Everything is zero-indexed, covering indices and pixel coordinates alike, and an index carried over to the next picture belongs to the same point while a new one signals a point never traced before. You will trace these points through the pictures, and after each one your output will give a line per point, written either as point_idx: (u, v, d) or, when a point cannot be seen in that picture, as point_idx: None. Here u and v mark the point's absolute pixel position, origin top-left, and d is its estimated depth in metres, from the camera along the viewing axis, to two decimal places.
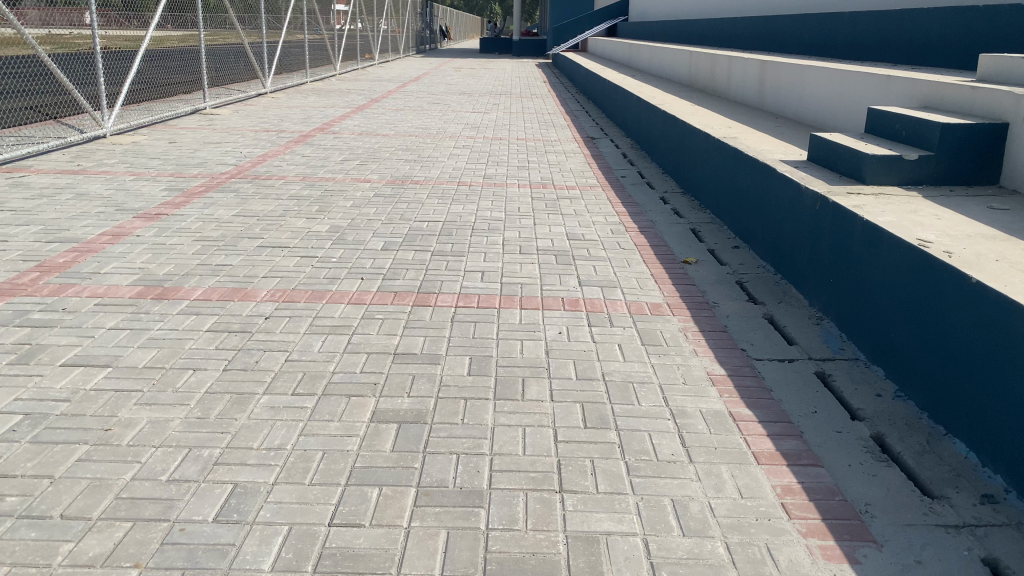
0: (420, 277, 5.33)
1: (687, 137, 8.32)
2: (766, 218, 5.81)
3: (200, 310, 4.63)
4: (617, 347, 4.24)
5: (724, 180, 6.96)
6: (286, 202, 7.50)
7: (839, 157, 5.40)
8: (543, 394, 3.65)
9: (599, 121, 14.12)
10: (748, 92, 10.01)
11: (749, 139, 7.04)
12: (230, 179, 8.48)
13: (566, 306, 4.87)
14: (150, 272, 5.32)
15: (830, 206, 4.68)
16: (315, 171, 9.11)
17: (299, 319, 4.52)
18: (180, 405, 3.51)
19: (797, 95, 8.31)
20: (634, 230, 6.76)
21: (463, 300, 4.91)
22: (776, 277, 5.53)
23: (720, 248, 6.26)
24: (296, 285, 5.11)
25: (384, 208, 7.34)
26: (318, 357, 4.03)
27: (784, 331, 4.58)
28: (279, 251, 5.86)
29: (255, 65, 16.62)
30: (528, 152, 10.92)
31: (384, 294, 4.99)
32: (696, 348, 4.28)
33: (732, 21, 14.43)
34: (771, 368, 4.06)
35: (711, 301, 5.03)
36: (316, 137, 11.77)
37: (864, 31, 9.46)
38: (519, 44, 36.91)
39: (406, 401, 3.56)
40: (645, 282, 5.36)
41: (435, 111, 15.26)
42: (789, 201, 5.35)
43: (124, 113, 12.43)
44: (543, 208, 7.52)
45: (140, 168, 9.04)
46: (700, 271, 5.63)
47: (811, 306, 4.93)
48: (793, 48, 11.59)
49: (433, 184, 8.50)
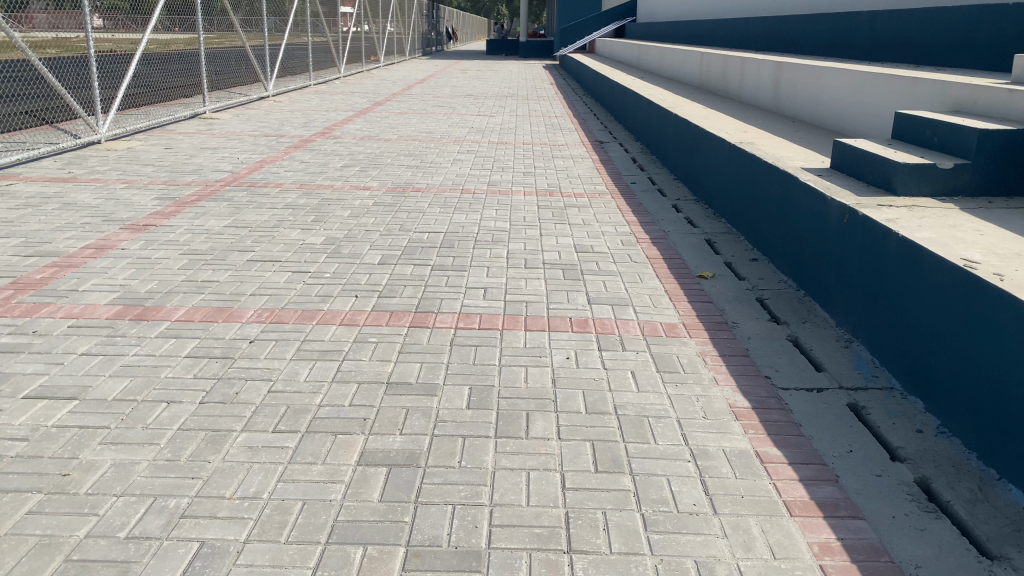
0: (418, 294, 5.00)
1: (700, 141, 7.97)
2: (788, 230, 5.45)
3: (181, 333, 4.31)
4: (630, 375, 3.90)
5: (740, 188, 6.61)
6: (280, 212, 7.18)
7: (866, 165, 5.05)
8: (549, 432, 3.31)
9: (607, 124, 13.76)
10: (762, 96, 9.65)
11: (766, 144, 6.69)
12: (225, 187, 8.17)
13: (574, 327, 4.54)
14: (132, 290, 5.00)
15: (860, 220, 4.33)
16: (313, 178, 8.80)
17: (286, 343, 4.19)
18: (148, 445, 3.18)
19: (815, 98, 7.96)
20: (646, 241, 6.42)
21: (464, 320, 4.58)
22: (799, 293, 5.18)
23: (737, 260, 5.91)
24: (285, 304, 4.79)
25: (383, 218, 7.02)
26: (304, 388, 3.70)
27: (810, 355, 4.23)
28: (270, 266, 5.54)
29: (257, 69, 16.32)
30: (534, 157, 10.59)
31: (380, 314, 4.66)
32: (716, 375, 3.94)
33: (744, 21, 14.06)
34: (798, 399, 3.71)
35: (730, 321, 4.69)
36: (317, 142, 11.46)
37: (884, 31, 9.10)
38: (526, 45, 36.57)
39: (398, 440, 3.23)
40: (659, 300, 5.02)
41: (440, 115, 14.93)
42: (813, 213, 5.00)
43: (121, 117, 12.15)
44: (549, 217, 7.18)
45: (132, 175, 8.75)
46: (716, 287, 5.29)
47: (838, 327, 4.58)
48: (808, 50, 11.22)
49: (435, 192, 8.17)
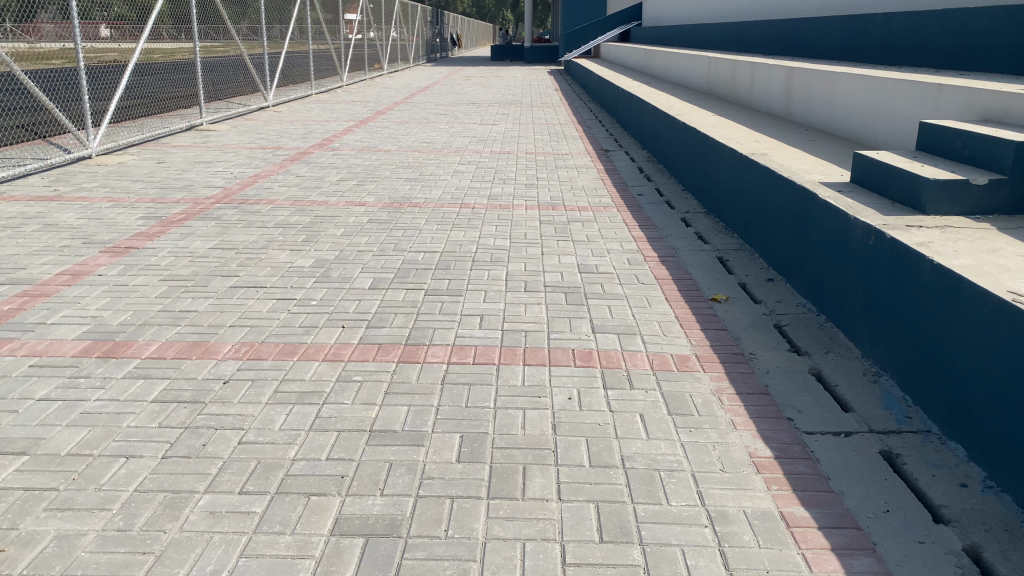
0: (409, 323, 4.66)
1: (710, 152, 7.61)
2: (806, 251, 5.09)
3: (149, 374, 3.97)
4: (638, 418, 3.54)
5: (754, 203, 6.25)
6: (270, 231, 6.86)
7: (892, 181, 4.69)
8: (548, 491, 2.96)
9: (613, 131, 13.43)
10: (774, 102, 9.29)
11: (780, 156, 6.33)
12: (215, 205, 7.85)
13: (577, 360, 4.18)
14: (104, 322, 4.67)
15: (888, 242, 3.97)
16: (307, 194, 8.46)
17: (263, 385, 3.84)
18: (98, 512, 2.84)
19: (830, 105, 7.61)
20: (654, 260, 6.06)
21: (457, 354, 4.22)
22: (820, 319, 4.82)
23: (752, 281, 5.55)
24: (265, 337, 4.45)
25: (377, 236, 6.70)
26: (279, 438, 3.35)
27: (836, 393, 3.87)
28: (252, 292, 5.20)
29: (256, 78, 16.00)
30: (537, 167, 10.25)
31: (366, 347, 4.31)
32: (734, 418, 3.58)
33: (753, 25, 13.73)
34: (826, 446, 3.35)
35: (747, 353, 4.33)
36: (314, 154, 11.15)
37: (900, 33, 8.76)
38: (531, 50, 36.27)
39: (378, 502, 2.89)
40: (669, 328, 4.66)
41: (441, 123, 14.61)
42: (834, 233, 4.64)
43: (114, 130, 11.86)
44: (551, 234, 6.83)
45: (121, 192, 8.45)
46: (731, 312, 4.93)
47: (864, 359, 4.22)
48: (820, 54, 10.86)
49: (433, 207, 7.83)
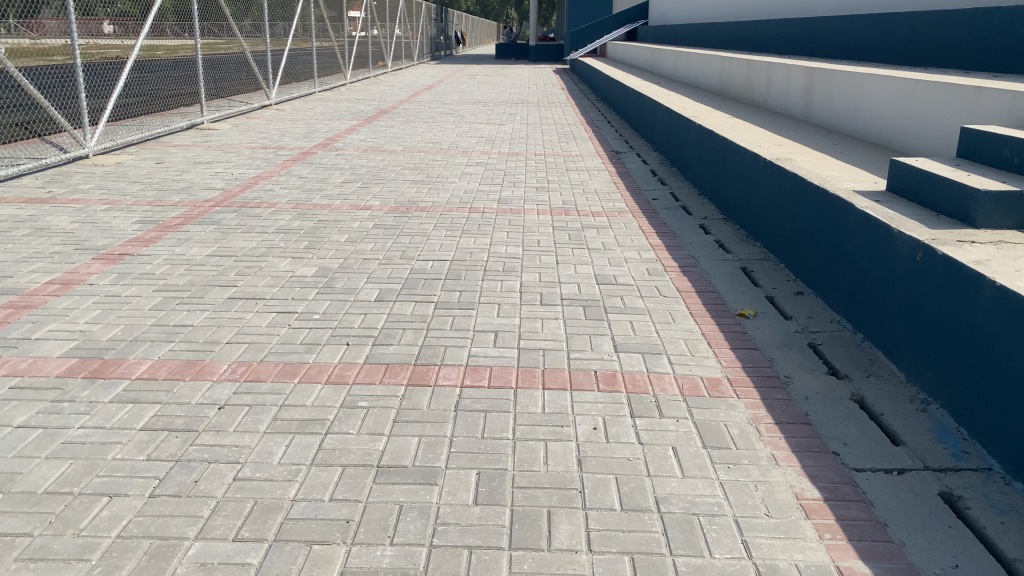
0: (418, 340, 4.35)
1: (730, 155, 7.30)
2: (840, 264, 4.79)
3: (139, 398, 3.67)
4: (670, 452, 3.25)
5: (779, 210, 5.95)
6: (271, 236, 6.57)
7: (936, 191, 4.39)
8: (578, 540, 2.67)
9: (623, 132, 13.15)
10: (793, 103, 8.99)
11: (807, 162, 6.02)
12: (214, 208, 7.56)
13: (600, 383, 3.87)
14: (93, 337, 4.38)
15: (938, 259, 3.67)
16: (310, 197, 8.16)
17: (261, 412, 3.54)
18: (76, 563, 2.54)
19: (855, 107, 7.31)
20: (675, 270, 5.76)
21: (471, 376, 3.92)
22: (856, 337, 4.51)
23: (780, 294, 5.25)
24: (265, 356, 4.15)
25: (383, 243, 6.41)
26: (279, 474, 3.06)
27: (883, 423, 3.57)
28: (252, 305, 4.91)
29: (258, 76, 15.69)
30: (547, 169, 9.95)
31: (373, 368, 4.01)
32: (776, 454, 3.28)
33: (766, 24, 13.43)
34: (879, 487, 3.05)
35: (782, 376, 4.03)
36: (317, 154, 10.85)
37: (925, 33, 8.46)
38: (536, 49, 35.94)
39: (389, 552, 2.60)
40: (697, 347, 4.35)
41: (447, 123, 14.30)
42: (874, 247, 4.34)
43: (112, 128, 11.57)
44: (565, 242, 6.53)
45: (117, 194, 8.16)
46: (761, 329, 4.63)
47: (909, 384, 3.91)
48: (838, 54, 10.57)
49: (441, 212, 7.53)
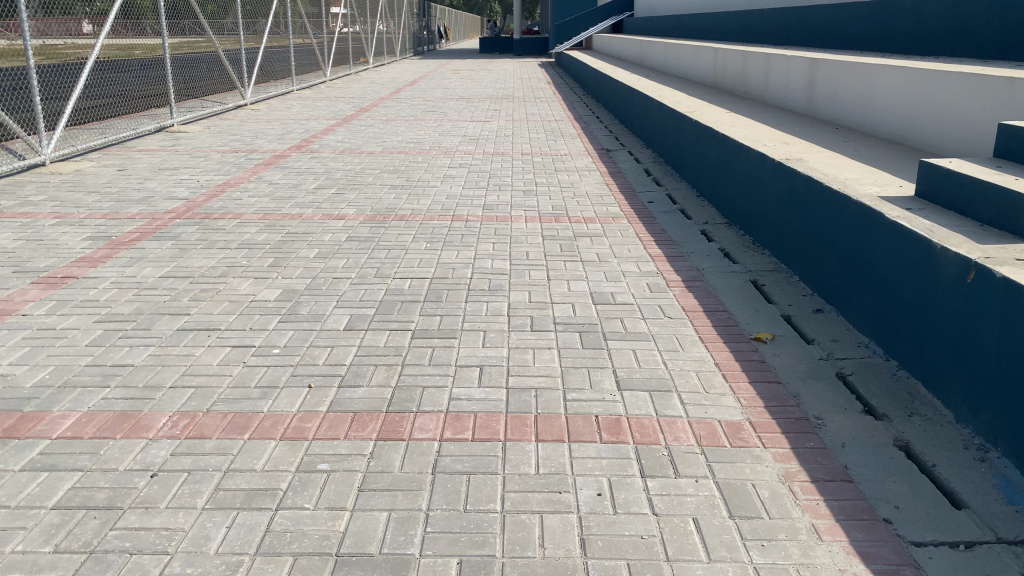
0: (392, 381, 3.77)
1: (732, 154, 6.75)
2: (868, 281, 4.25)
3: (56, 464, 3.08)
4: (691, 526, 2.71)
5: (791, 216, 5.40)
6: (234, 252, 5.98)
7: (979, 198, 3.86)
8: None
9: (612, 129, 12.60)
10: (795, 96, 8.48)
11: (820, 163, 5.49)
12: (174, 221, 6.97)
13: (603, 432, 3.31)
14: (14, 385, 3.78)
15: (993, 281, 3.14)
16: (280, 206, 7.56)
17: (201, 481, 2.97)
18: None
19: (868, 100, 6.79)
20: (679, 285, 5.22)
21: (451, 427, 3.34)
22: (890, 365, 3.98)
23: (797, 313, 4.71)
24: (212, 405, 3.56)
25: (356, 258, 5.84)
26: (214, 570, 2.49)
27: (938, 479, 3.03)
28: (203, 338, 4.33)
29: (232, 75, 15.03)
30: (535, 170, 9.40)
31: (338, 418, 3.43)
32: (818, 525, 2.73)
33: (759, 14, 12.92)
34: (946, 568, 2.52)
35: (813, 416, 3.48)
36: (291, 158, 10.25)
37: (934, 20, 7.97)
38: (520, 42, 35.31)
39: None
40: (711, 382, 3.80)
41: (429, 122, 13.70)
42: (911, 263, 3.80)
43: (73, 132, 10.93)
44: (557, 253, 5.98)
45: (71, 206, 7.56)
46: (782, 358, 4.08)
47: (960, 426, 3.38)
48: (838, 43, 10.07)
49: (421, 221, 6.97)
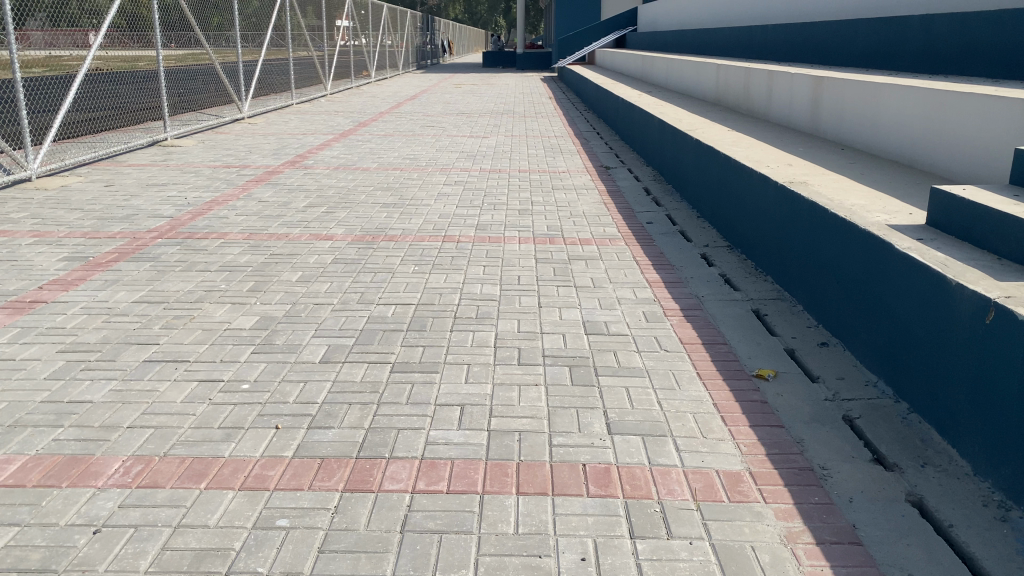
0: (365, 423, 3.51)
1: (734, 175, 6.50)
2: (876, 316, 4.00)
3: None
4: None
5: (795, 243, 5.15)
6: (213, 275, 5.74)
7: (995, 229, 3.62)
8: None
9: (613, 145, 12.39)
10: (799, 115, 8.25)
11: (825, 187, 5.25)
12: (155, 240, 6.74)
13: (590, 484, 3.05)
14: None
15: (1011, 323, 2.89)
16: (267, 225, 7.33)
17: (147, 538, 2.72)
18: None
19: (874, 121, 6.57)
20: (676, 315, 4.97)
21: (424, 475, 3.08)
22: (900, 407, 3.72)
23: (801, 347, 4.46)
24: (170, 448, 3.31)
25: (340, 282, 5.59)
26: None
27: (955, 542, 2.76)
28: (170, 371, 4.08)
29: (230, 89, 14.85)
30: (531, 188, 9.16)
31: (305, 464, 3.18)
32: None
33: (763, 30, 12.72)
34: None
35: (818, 466, 3.22)
36: (283, 174, 10.03)
37: (941, 37, 7.75)
38: (524, 57, 35.22)
39: None
40: (709, 426, 3.53)
41: (427, 137, 13.49)
42: (922, 299, 3.55)
43: (63, 147, 10.73)
44: (550, 278, 5.73)
45: (51, 224, 7.34)
46: (785, 398, 3.83)
47: (977, 479, 3.11)
48: (843, 60, 9.85)
49: (411, 242, 6.73)
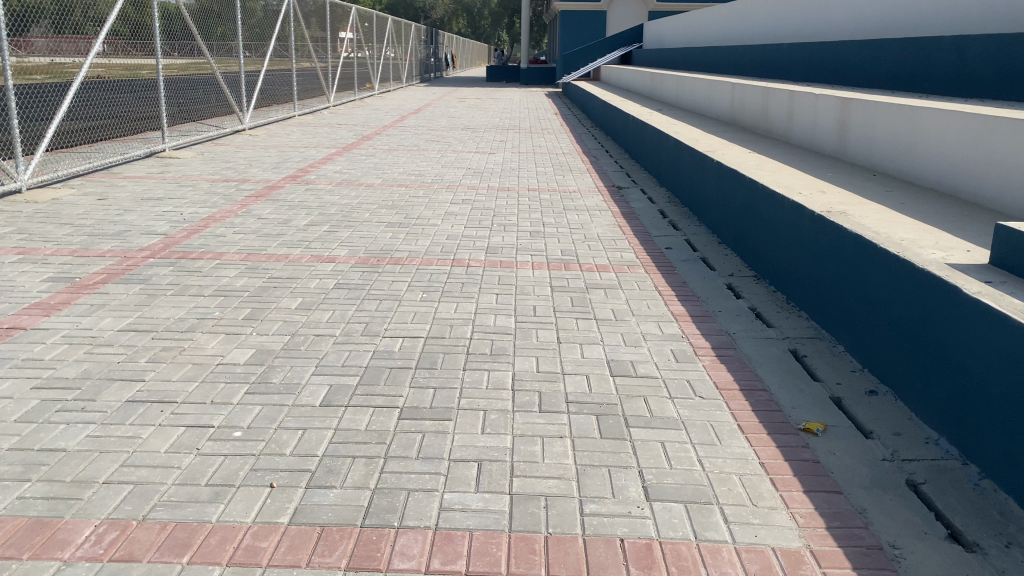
0: (370, 482, 3.12)
1: (761, 200, 6.12)
2: (935, 365, 3.62)
3: None
4: None
5: (834, 278, 4.77)
6: (207, 301, 5.35)
7: None
8: None
9: (624, 164, 12.03)
10: (824, 138, 7.91)
11: (866, 217, 4.88)
12: (147, 260, 6.35)
13: (630, 565, 2.65)
14: None
15: None
16: (266, 244, 6.95)
17: None
18: None
19: (909, 147, 6.22)
20: (708, 355, 4.58)
21: (439, 551, 2.69)
22: (968, 468, 3.33)
23: (849, 395, 4.07)
24: (150, 511, 2.91)
25: (343, 311, 5.20)
26: None
27: None
28: (154, 414, 3.67)
29: (231, 99, 14.49)
30: (542, 208, 8.80)
31: (303, 535, 2.78)
32: None
33: (778, 50, 12.42)
34: None
35: (887, 544, 2.83)
36: (284, 189, 9.66)
37: (973, 60, 7.42)
38: (527, 71, 34.97)
39: None
40: (759, 491, 3.14)
41: (432, 152, 13.13)
42: (991, 351, 3.17)
43: (57, 157, 10.35)
44: (568, 309, 5.34)
45: (38, 239, 6.95)
46: (840, 458, 3.43)
47: None
48: (865, 81, 9.53)
49: (419, 266, 6.35)
